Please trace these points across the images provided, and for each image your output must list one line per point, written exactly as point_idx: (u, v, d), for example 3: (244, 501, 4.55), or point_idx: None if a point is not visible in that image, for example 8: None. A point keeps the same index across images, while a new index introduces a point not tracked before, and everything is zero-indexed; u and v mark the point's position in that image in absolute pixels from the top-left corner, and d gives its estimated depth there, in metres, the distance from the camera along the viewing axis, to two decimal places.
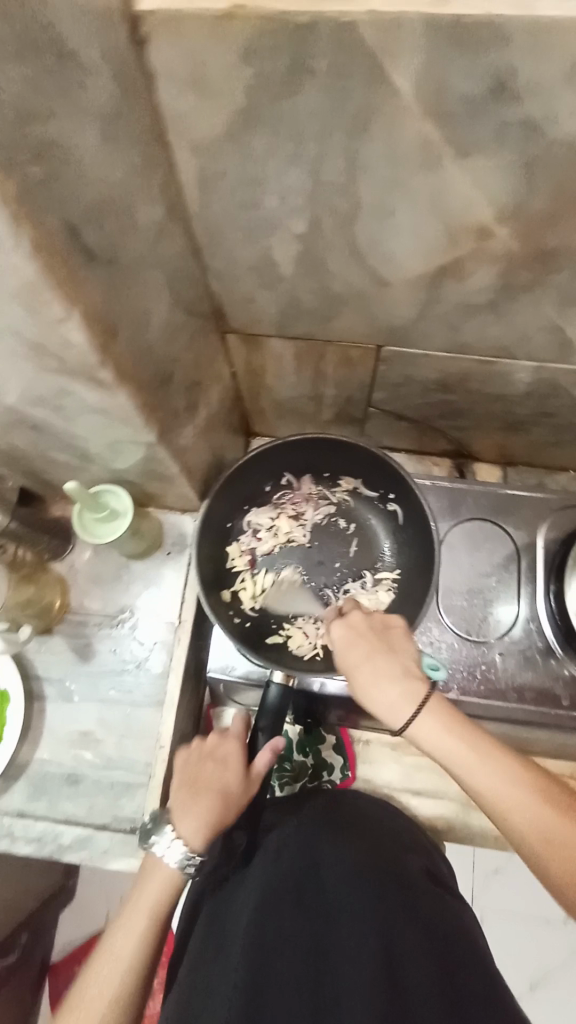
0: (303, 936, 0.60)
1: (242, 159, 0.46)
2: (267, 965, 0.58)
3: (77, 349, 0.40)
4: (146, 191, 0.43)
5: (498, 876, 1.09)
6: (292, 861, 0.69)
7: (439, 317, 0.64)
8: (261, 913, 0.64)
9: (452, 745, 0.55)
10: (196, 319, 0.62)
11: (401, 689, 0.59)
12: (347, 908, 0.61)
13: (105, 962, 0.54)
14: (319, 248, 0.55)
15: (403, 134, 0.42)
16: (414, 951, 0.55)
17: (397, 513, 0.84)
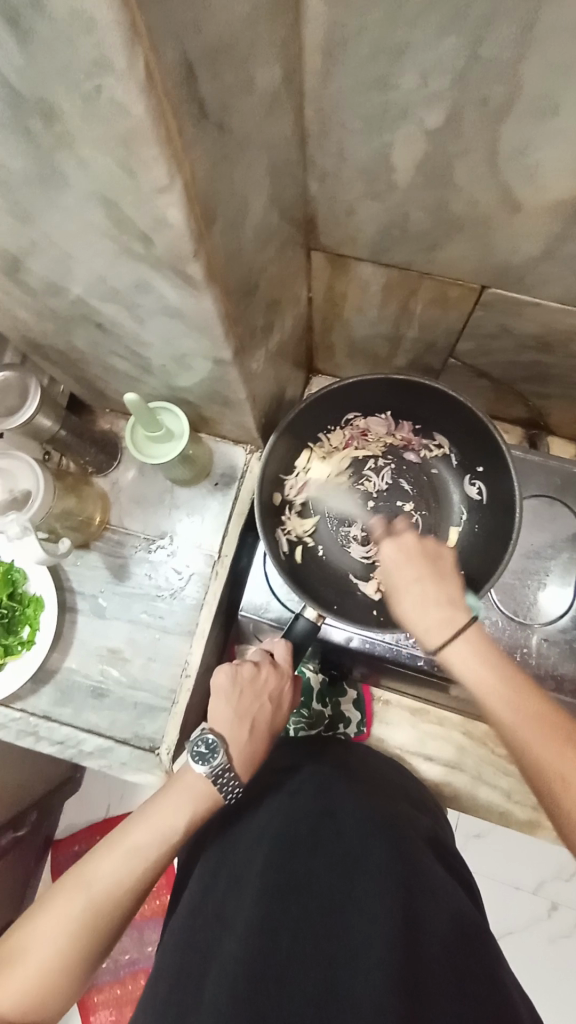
0: (319, 884, 0.57)
1: (390, 18, 0.37)
2: (283, 903, 0.55)
3: (173, 234, 0.34)
4: (270, 44, 0.35)
5: (480, 841, 1.12)
6: (309, 805, 0.66)
7: (567, 258, 0.55)
8: (275, 848, 0.60)
9: (483, 671, 0.56)
10: (288, 226, 0.55)
11: (439, 613, 0.60)
12: (367, 856, 0.58)
13: (118, 849, 0.57)
14: (450, 150, 0.46)
15: None
16: (431, 924, 0.54)
17: (481, 493, 0.78)
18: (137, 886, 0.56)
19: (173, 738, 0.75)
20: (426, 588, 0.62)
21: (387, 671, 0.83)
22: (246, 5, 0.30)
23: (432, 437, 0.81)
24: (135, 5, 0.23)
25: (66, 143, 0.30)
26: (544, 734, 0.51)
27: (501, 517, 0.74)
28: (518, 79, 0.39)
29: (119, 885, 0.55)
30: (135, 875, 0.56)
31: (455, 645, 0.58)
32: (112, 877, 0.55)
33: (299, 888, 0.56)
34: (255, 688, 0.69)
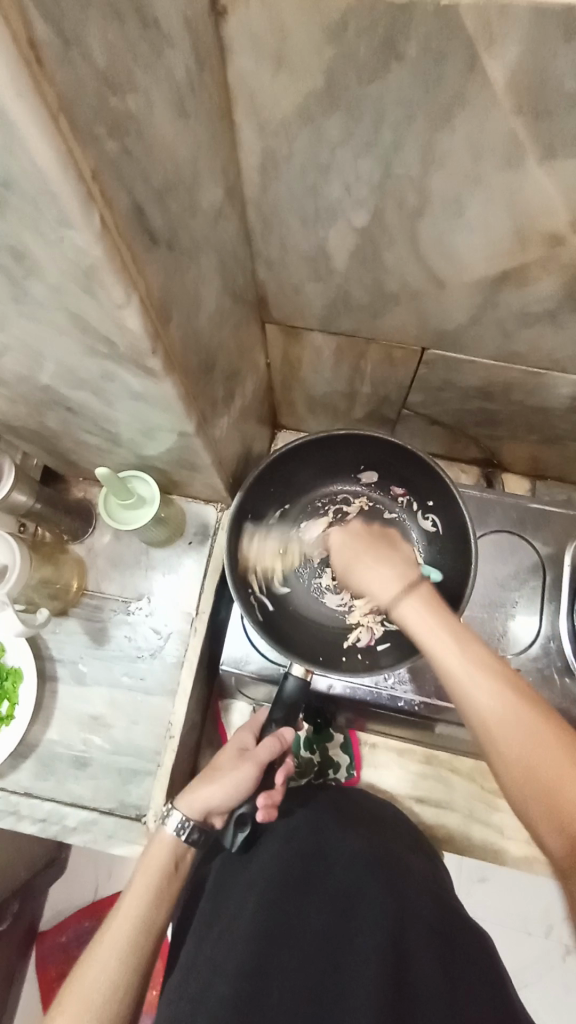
0: (313, 926, 0.62)
1: (314, 144, 0.43)
2: (274, 955, 0.59)
3: (131, 336, 0.38)
4: (211, 171, 0.41)
5: (486, 885, 1.09)
6: (302, 846, 0.70)
7: (492, 324, 0.62)
8: (270, 892, 0.65)
9: (432, 629, 0.53)
10: (241, 307, 0.60)
11: (380, 572, 0.58)
12: (362, 902, 0.64)
13: (111, 931, 0.60)
14: (377, 241, 0.53)
15: (493, 127, 0.39)
16: (424, 967, 0.59)
17: (437, 526, 0.83)
18: (143, 947, 0.59)
19: (159, 804, 0.74)
20: (377, 554, 0.60)
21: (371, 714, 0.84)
22: (186, 147, 0.36)
23: (388, 482, 0.86)
24: (89, 176, 0.28)
25: (33, 270, 0.34)
26: (521, 720, 0.48)
27: (458, 543, 0.79)
28: (426, 188, 0.46)
29: (124, 956, 0.58)
30: (137, 933, 0.60)
31: (410, 610, 0.54)
32: (114, 957, 0.58)
33: (291, 938, 0.61)
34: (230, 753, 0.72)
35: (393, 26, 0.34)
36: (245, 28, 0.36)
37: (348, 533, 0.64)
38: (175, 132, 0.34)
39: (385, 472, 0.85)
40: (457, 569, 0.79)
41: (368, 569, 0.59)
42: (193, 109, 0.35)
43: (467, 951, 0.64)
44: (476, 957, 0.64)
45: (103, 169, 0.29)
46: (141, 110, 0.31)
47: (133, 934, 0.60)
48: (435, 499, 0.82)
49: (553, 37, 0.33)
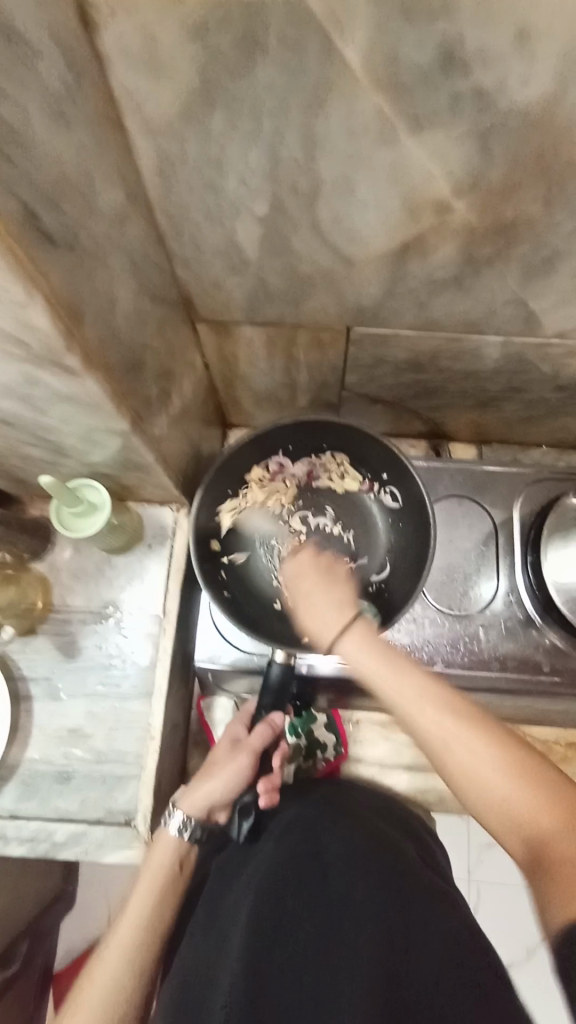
0: (306, 927, 0.57)
1: (201, 141, 0.46)
2: (268, 960, 0.55)
3: (42, 334, 0.39)
4: (106, 175, 0.43)
5: (492, 848, 1.10)
6: (295, 843, 0.66)
7: (405, 296, 0.65)
8: (259, 900, 0.60)
9: (408, 695, 0.58)
10: (164, 307, 0.62)
11: (333, 610, 0.66)
12: (356, 894, 0.58)
13: (118, 938, 0.60)
14: (282, 229, 0.56)
15: (364, 107, 0.42)
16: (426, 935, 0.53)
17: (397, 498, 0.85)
18: (152, 940, 0.61)
19: (147, 806, 0.74)
20: (323, 591, 0.68)
21: (350, 690, 0.86)
22: (73, 152, 0.38)
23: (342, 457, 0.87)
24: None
25: None
26: (482, 752, 0.53)
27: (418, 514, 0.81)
28: (315, 173, 0.49)
29: (134, 952, 0.59)
30: (145, 928, 0.61)
31: (346, 647, 0.63)
32: (120, 958, 0.58)
33: (285, 937, 0.56)
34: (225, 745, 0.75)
35: (253, 22, 0.37)
36: (116, 38, 0.38)
37: (301, 562, 0.72)
38: (58, 137, 0.36)
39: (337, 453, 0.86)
40: (421, 539, 0.81)
41: (316, 602, 0.67)
42: (74, 115, 0.37)
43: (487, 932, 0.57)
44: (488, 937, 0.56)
45: None
46: (17, 119, 0.33)
47: (140, 934, 0.61)
48: (390, 474, 0.84)
49: (398, 21, 0.36)
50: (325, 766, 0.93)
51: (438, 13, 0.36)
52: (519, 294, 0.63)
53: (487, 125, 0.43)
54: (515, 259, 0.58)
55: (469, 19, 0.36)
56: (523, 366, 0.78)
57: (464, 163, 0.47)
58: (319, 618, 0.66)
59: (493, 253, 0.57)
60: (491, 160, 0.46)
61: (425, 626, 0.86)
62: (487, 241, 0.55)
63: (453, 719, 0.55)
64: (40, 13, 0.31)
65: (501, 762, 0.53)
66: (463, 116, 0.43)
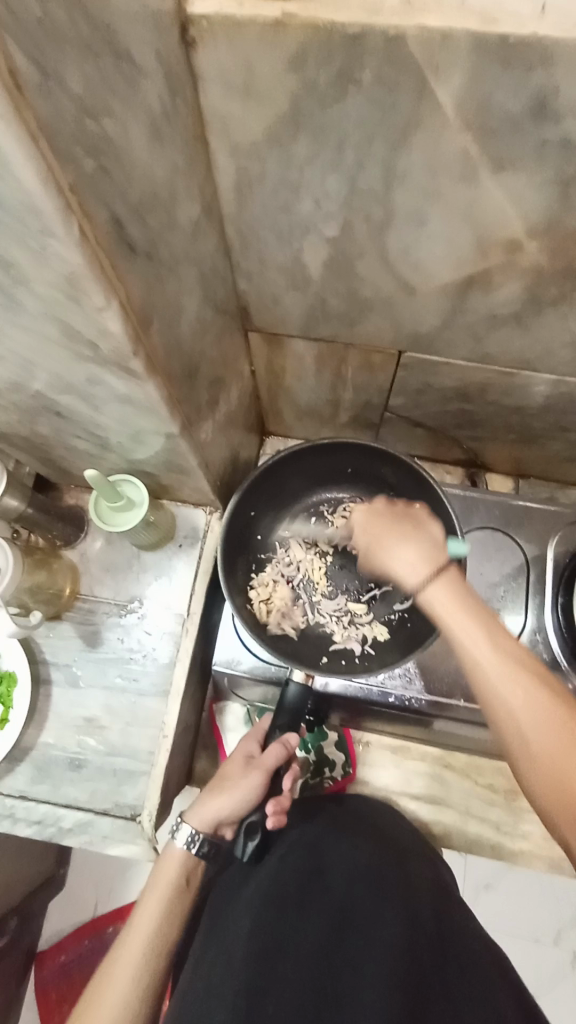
0: (308, 941, 0.61)
1: (282, 162, 0.47)
2: (272, 966, 0.58)
3: (114, 340, 0.41)
4: (188, 189, 0.44)
5: (489, 890, 1.08)
6: (299, 862, 0.68)
7: (462, 327, 0.65)
8: (264, 912, 0.64)
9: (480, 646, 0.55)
10: (224, 316, 0.63)
11: (415, 550, 0.62)
12: (356, 914, 0.63)
13: (124, 950, 0.59)
14: (349, 252, 0.56)
15: (449, 144, 0.43)
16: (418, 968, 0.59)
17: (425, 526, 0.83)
18: (158, 955, 0.60)
19: (154, 803, 0.75)
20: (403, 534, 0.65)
21: (363, 712, 0.86)
22: (162, 167, 0.39)
23: (377, 480, 0.85)
24: (68, 191, 0.31)
25: (20, 281, 0.37)
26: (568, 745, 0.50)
27: None
28: (390, 201, 0.49)
29: (139, 967, 0.58)
30: (151, 944, 0.60)
31: (435, 594, 0.58)
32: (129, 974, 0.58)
33: (289, 953, 0.60)
34: (238, 760, 0.72)
35: (349, 57, 0.38)
36: (215, 60, 0.39)
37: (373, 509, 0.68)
38: (150, 153, 0.37)
39: (369, 477, 0.85)
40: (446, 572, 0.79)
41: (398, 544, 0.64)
42: (167, 132, 0.38)
43: (469, 957, 0.63)
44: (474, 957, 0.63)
45: (81, 186, 0.32)
46: (117, 135, 0.34)
47: (148, 947, 0.60)
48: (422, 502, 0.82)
49: (494, 67, 0.37)
50: (331, 786, 0.92)
51: (536, 62, 0.36)
52: None
53: (568, 172, 0.43)
54: None
55: (565, 70, 0.36)
56: (574, 406, 0.77)
57: (541, 206, 0.47)
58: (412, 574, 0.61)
59: (558, 294, 0.56)
60: (569, 205, 0.46)
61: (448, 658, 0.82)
62: (553, 282, 0.55)
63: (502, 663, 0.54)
64: (150, 36, 0.33)
65: (546, 701, 0.52)
66: (545, 162, 0.43)
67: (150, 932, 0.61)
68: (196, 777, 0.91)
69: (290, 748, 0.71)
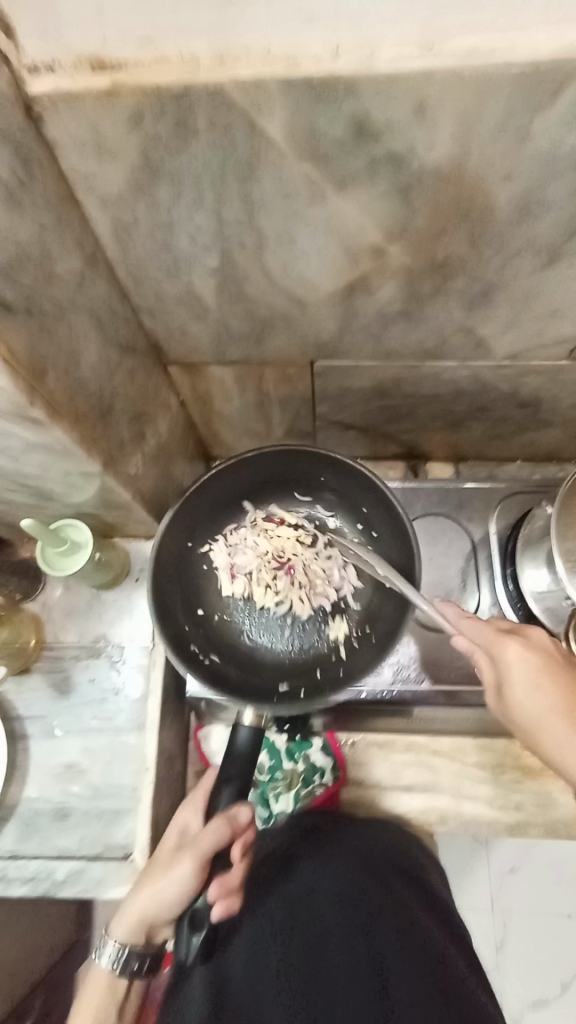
0: (291, 959, 0.71)
1: (150, 207, 0.51)
2: (264, 990, 0.68)
3: (7, 391, 0.44)
4: (64, 245, 0.48)
5: (513, 875, 1.07)
6: (270, 931, 0.68)
7: (359, 331, 0.69)
8: (255, 955, 0.72)
9: None
10: (134, 355, 0.67)
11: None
12: (334, 927, 0.74)
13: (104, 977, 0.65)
14: (236, 279, 0.60)
15: (292, 171, 0.47)
16: (393, 953, 0.71)
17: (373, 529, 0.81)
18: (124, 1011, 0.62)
19: (145, 840, 0.74)
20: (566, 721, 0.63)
21: (343, 712, 0.87)
22: (27, 229, 0.43)
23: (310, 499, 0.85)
24: None
25: None
26: None
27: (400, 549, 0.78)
28: (257, 228, 0.53)
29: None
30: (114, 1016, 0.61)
31: None
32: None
33: (279, 984, 0.68)
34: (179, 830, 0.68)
35: (182, 110, 0.42)
36: (63, 128, 0.43)
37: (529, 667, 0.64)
38: (11, 219, 0.41)
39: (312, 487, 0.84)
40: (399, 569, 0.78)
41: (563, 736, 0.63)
42: (27, 199, 0.42)
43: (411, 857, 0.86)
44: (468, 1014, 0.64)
45: None
46: None
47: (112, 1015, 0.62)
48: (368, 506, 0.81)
49: (310, 102, 0.41)
50: (324, 791, 0.93)
51: (345, 94, 0.41)
52: (465, 323, 0.67)
53: (405, 181, 0.48)
54: (455, 292, 0.61)
55: (372, 96, 0.41)
56: (484, 386, 0.81)
57: (391, 214, 0.51)
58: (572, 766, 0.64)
59: (433, 287, 0.61)
60: (415, 209, 0.50)
61: (406, 653, 0.83)
62: (425, 277, 0.59)
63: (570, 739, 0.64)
64: None
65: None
66: (381, 176, 0.47)
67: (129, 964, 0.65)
68: None
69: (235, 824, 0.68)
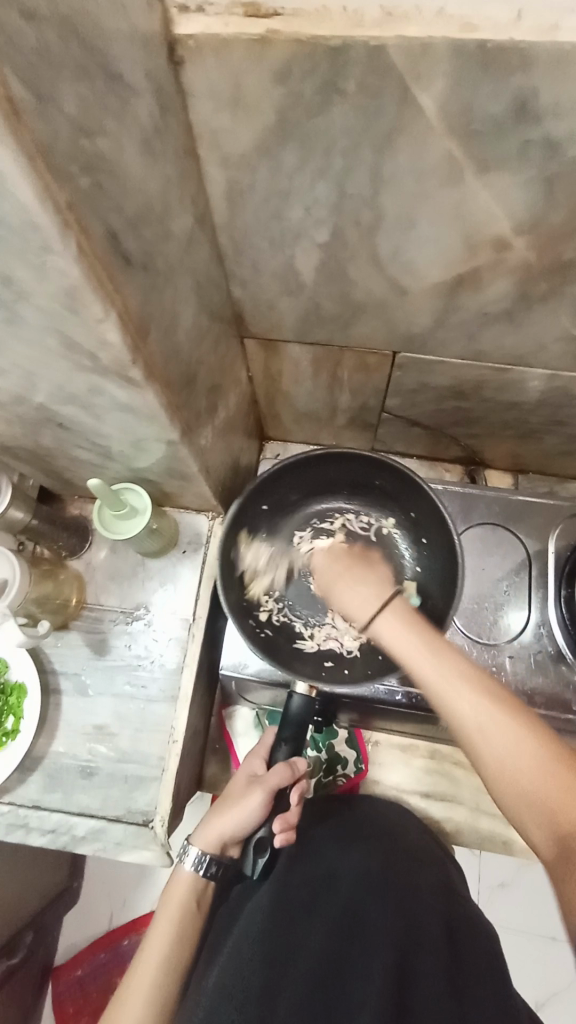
0: (313, 954, 0.62)
1: (272, 171, 0.48)
2: (278, 983, 0.60)
3: (114, 349, 0.43)
4: (182, 202, 0.46)
5: (507, 889, 1.07)
6: (303, 875, 0.71)
7: (454, 327, 0.66)
8: (277, 910, 0.67)
9: (419, 652, 0.57)
10: (220, 324, 0.65)
11: (369, 589, 0.66)
12: (366, 914, 0.65)
13: (141, 966, 0.63)
14: (341, 258, 0.57)
15: (433, 147, 0.44)
16: (428, 986, 0.59)
17: (422, 535, 0.83)
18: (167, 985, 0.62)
19: (166, 808, 0.75)
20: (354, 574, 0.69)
21: (373, 712, 0.85)
22: (156, 181, 0.41)
23: (369, 500, 0.87)
24: (66, 208, 0.33)
25: (21, 297, 0.39)
26: (544, 760, 0.49)
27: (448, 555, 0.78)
28: (379, 206, 0.50)
29: (150, 996, 0.60)
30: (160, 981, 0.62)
31: (387, 618, 0.61)
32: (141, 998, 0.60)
33: (297, 950, 0.63)
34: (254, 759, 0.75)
35: (333, 68, 0.39)
36: (203, 75, 0.41)
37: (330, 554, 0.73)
38: (143, 167, 0.39)
39: (371, 488, 0.85)
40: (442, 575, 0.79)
41: (353, 584, 0.67)
42: (160, 148, 0.40)
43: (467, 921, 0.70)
44: (498, 978, 0.65)
45: (77, 203, 0.34)
46: (112, 152, 0.35)
47: (156, 976, 0.62)
48: (417, 511, 0.82)
49: (475, 74, 0.38)
50: (344, 783, 0.93)
51: (514, 66, 0.37)
52: (570, 331, 0.63)
53: (552, 171, 0.44)
54: (568, 297, 0.58)
55: (543, 72, 0.37)
56: (568, 400, 0.78)
57: (526, 204, 0.48)
58: (352, 605, 0.66)
59: (547, 290, 0.57)
60: (553, 202, 0.47)
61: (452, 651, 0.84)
62: (542, 277, 0.56)
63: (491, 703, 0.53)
64: (140, 52, 0.34)
65: (538, 746, 0.50)
66: (527, 161, 0.44)
67: (163, 954, 0.63)
68: (208, 782, 0.92)
69: (295, 771, 0.71)
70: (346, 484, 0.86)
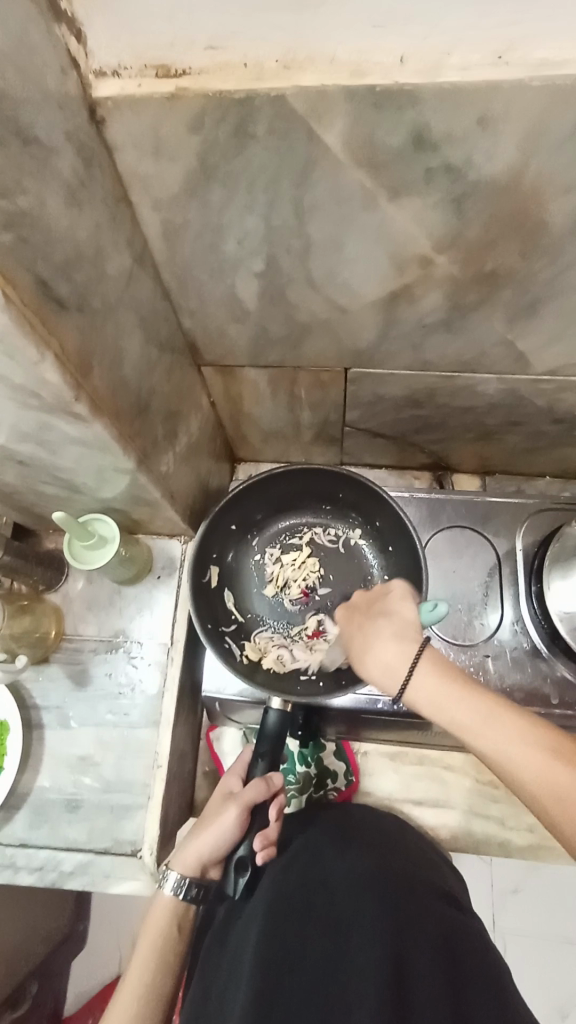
0: (310, 959, 0.58)
1: (201, 209, 0.51)
2: (277, 991, 0.56)
3: (54, 386, 0.45)
4: (115, 245, 0.48)
5: (517, 896, 1.05)
6: (298, 878, 0.68)
7: (397, 340, 0.69)
8: (270, 916, 0.64)
9: (462, 714, 0.52)
10: (172, 353, 0.67)
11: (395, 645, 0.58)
12: (359, 913, 0.62)
13: (122, 995, 0.61)
14: (279, 284, 0.60)
15: (347, 177, 0.47)
16: (425, 967, 0.55)
17: (388, 542, 0.85)
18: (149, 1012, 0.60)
19: (153, 836, 0.75)
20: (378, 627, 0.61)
21: (359, 722, 0.85)
22: (84, 228, 0.43)
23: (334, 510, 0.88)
24: None
25: None
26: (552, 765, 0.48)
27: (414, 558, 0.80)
28: (306, 234, 0.53)
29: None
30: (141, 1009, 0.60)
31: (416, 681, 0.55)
32: None
33: (294, 959, 0.59)
34: (231, 777, 0.76)
35: (242, 114, 0.42)
36: (124, 128, 0.44)
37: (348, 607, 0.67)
38: (69, 218, 0.42)
39: (336, 498, 0.87)
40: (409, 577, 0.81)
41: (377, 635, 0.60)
42: (86, 198, 0.43)
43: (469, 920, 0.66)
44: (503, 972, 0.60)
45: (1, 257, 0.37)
46: (34, 208, 0.38)
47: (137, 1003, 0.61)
48: (382, 518, 0.84)
49: (373, 112, 0.41)
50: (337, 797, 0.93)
51: (407, 104, 0.40)
52: (507, 336, 0.66)
53: (460, 192, 0.47)
54: (498, 305, 0.61)
55: (433, 107, 0.40)
56: (518, 400, 0.80)
57: (442, 222, 0.51)
58: (376, 668, 0.59)
59: (478, 299, 0.60)
60: (467, 218, 0.50)
61: None
62: (471, 288, 0.58)
63: (530, 749, 0.49)
64: (53, 116, 0.37)
65: (543, 755, 0.49)
66: (436, 186, 0.47)
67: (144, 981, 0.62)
68: (200, 806, 0.91)
69: (272, 786, 0.72)
70: (312, 497, 0.88)
